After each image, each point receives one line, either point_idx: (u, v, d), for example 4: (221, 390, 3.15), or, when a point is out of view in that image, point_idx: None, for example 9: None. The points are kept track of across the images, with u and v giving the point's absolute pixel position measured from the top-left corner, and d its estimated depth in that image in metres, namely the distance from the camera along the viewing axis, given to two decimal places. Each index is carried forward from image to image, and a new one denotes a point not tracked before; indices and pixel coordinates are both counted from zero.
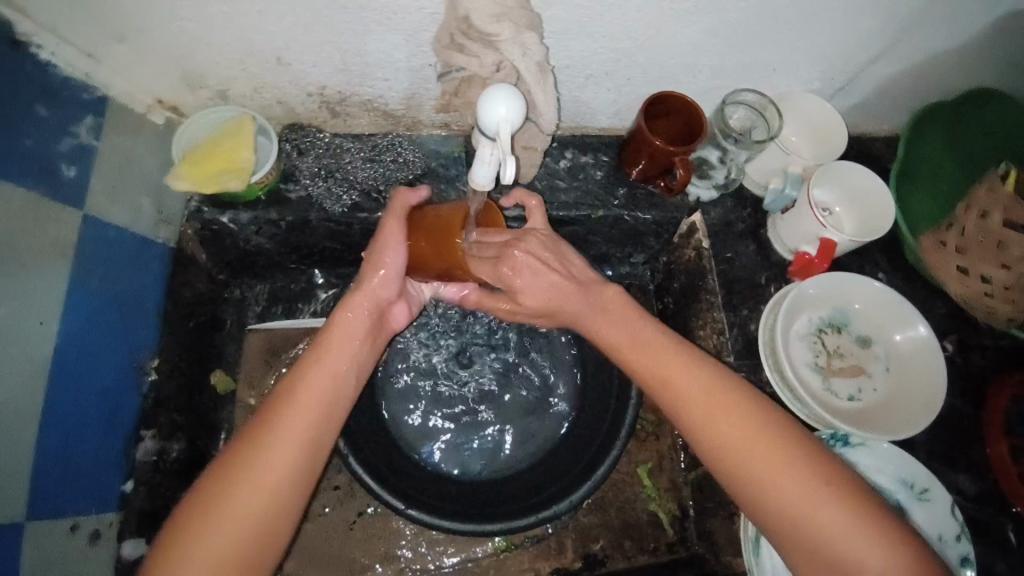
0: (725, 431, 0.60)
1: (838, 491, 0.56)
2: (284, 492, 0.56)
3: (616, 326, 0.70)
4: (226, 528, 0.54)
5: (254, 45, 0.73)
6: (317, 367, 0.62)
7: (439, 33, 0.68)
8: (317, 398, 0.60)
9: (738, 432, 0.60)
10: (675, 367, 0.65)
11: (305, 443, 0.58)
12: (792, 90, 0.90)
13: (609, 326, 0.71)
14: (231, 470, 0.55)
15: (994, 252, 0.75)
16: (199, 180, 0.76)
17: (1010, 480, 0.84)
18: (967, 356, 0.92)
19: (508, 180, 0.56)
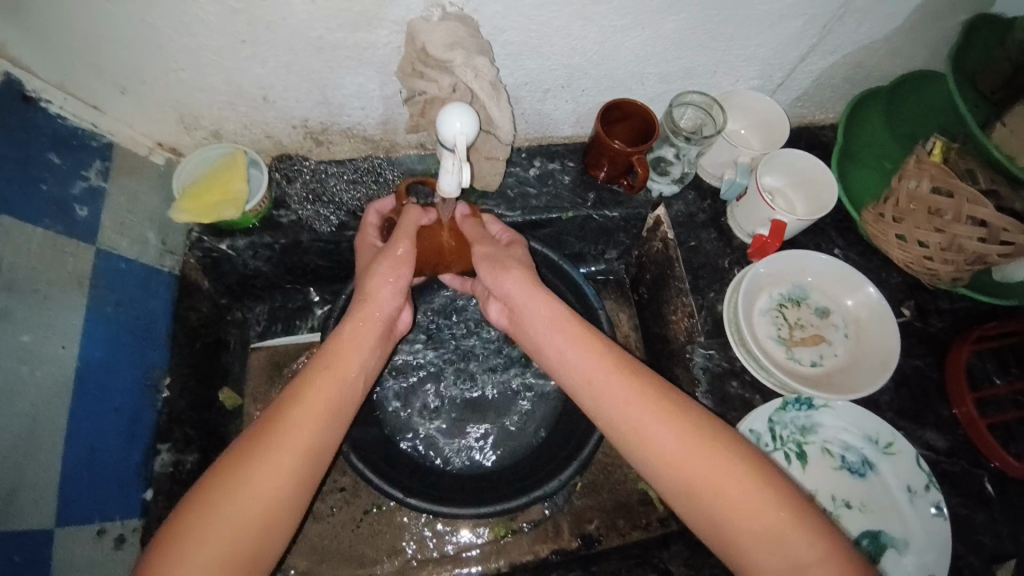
0: (666, 443, 0.62)
1: (739, 469, 0.60)
2: (291, 492, 0.58)
3: (575, 353, 0.70)
4: (230, 524, 0.55)
5: (241, 87, 0.81)
6: (329, 371, 0.65)
7: (402, 63, 0.77)
8: (326, 402, 0.62)
9: (700, 457, 0.61)
10: (629, 394, 0.65)
11: (311, 446, 0.60)
12: (735, 88, 0.98)
13: (569, 355, 0.70)
14: (240, 467, 0.57)
15: (927, 219, 0.83)
16: (198, 212, 0.84)
17: (980, 436, 0.87)
18: (926, 319, 0.96)
19: (468, 181, 0.66)
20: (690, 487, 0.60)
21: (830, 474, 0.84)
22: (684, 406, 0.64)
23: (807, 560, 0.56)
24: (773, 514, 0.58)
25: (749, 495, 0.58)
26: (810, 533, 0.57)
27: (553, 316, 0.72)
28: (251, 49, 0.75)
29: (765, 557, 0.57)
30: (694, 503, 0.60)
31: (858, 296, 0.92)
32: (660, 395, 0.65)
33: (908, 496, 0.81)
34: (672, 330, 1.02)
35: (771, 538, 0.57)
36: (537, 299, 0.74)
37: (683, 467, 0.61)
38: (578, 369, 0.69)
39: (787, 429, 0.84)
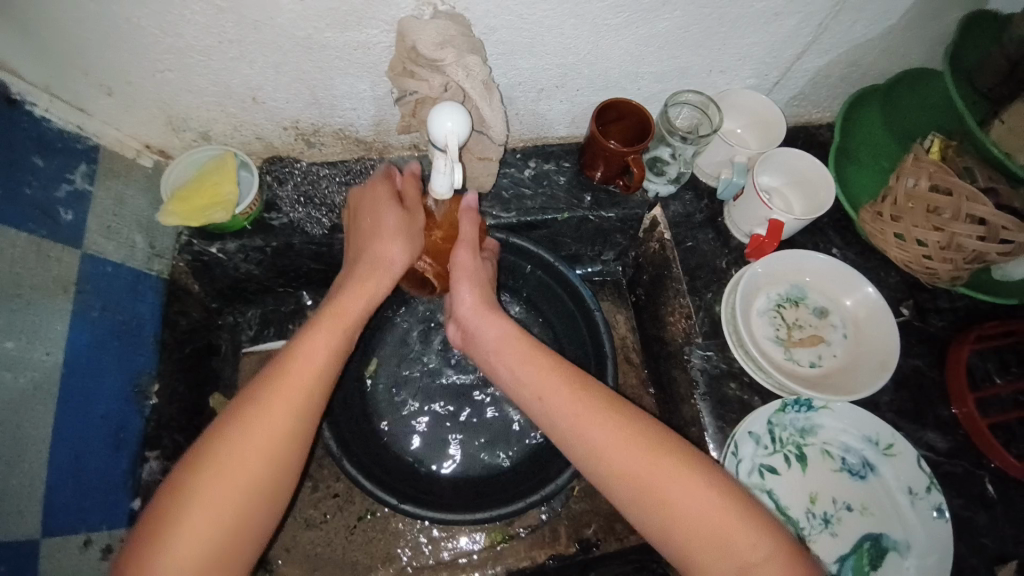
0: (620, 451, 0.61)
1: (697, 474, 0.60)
2: (272, 476, 0.57)
3: (522, 370, 0.70)
4: (207, 514, 0.54)
5: (229, 87, 0.80)
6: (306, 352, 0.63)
7: (393, 63, 0.75)
8: (307, 384, 0.61)
9: (652, 461, 0.60)
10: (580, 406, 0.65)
11: (291, 431, 0.59)
12: (730, 87, 0.97)
13: (517, 375, 0.70)
14: (216, 453, 0.56)
15: (926, 217, 0.82)
16: (186, 214, 0.82)
17: (982, 436, 0.86)
18: (925, 319, 0.95)
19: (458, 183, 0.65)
20: (636, 487, 0.60)
21: (830, 476, 0.83)
22: (635, 414, 0.64)
23: (750, 559, 0.56)
24: (714, 508, 0.57)
25: (697, 496, 0.58)
26: (753, 530, 0.57)
27: (503, 338, 0.73)
28: (240, 49, 0.74)
29: (703, 554, 0.57)
30: (638, 504, 0.60)
31: (856, 296, 0.91)
32: (611, 404, 0.65)
33: (908, 498, 0.80)
34: (670, 332, 1.01)
35: (711, 541, 0.57)
36: (489, 321, 0.75)
37: (637, 468, 0.60)
38: (527, 386, 0.69)
39: (786, 431, 0.83)
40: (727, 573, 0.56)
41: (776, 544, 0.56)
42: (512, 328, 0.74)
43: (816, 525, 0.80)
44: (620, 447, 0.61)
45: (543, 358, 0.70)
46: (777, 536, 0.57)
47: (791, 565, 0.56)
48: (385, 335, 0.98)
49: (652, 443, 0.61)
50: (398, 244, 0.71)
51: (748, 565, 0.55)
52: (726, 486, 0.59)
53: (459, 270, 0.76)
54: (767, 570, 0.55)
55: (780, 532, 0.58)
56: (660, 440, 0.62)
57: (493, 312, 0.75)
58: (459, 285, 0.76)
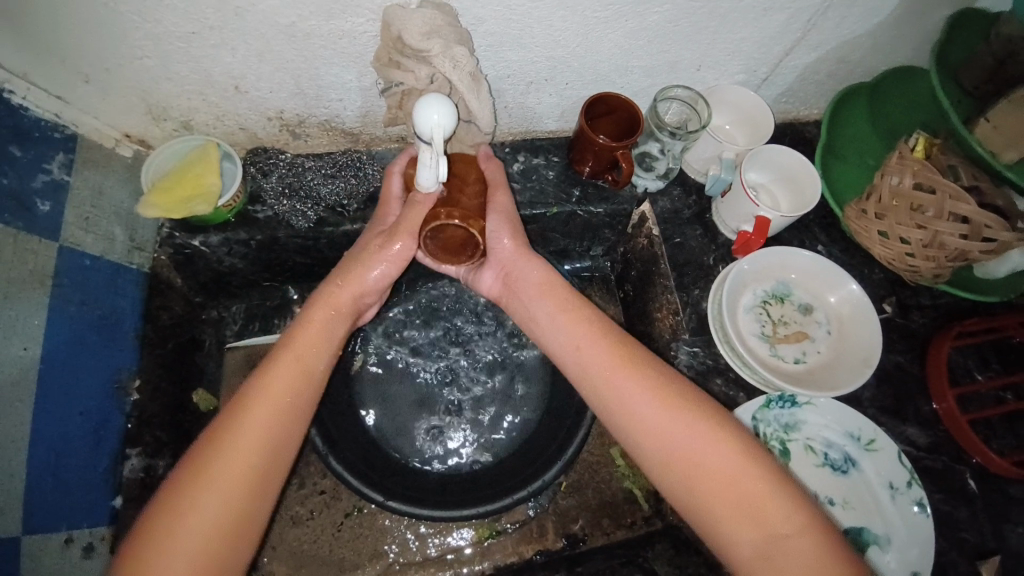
0: (648, 415, 0.62)
1: (729, 443, 0.59)
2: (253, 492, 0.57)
3: (565, 321, 0.70)
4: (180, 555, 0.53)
5: (211, 76, 0.78)
6: (268, 384, 0.61)
7: (379, 52, 0.74)
8: (275, 413, 0.60)
9: (696, 433, 0.60)
10: (616, 370, 0.65)
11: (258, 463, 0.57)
12: (719, 82, 0.98)
13: (558, 324, 0.71)
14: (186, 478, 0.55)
15: (909, 215, 0.82)
16: (167, 207, 0.81)
17: (962, 430, 0.88)
18: (908, 315, 0.96)
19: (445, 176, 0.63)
20: (666, 453, 0.60)
21: (813, 471, 0.84)
22: (670, 378, 0.64)
23: (784, 530, 0.55)
24: (751, 480, 0.57)
25: (729, 464, 0.58)
26: (788, 503, 0.57)
27: (548, 282, 0.73)
28: (221, 36, 0.72)
29: (735, 526, 0.57)
30: (676, 478, 0.60)
31: (841, 293, 0.92)
32: (647, 365, 0.65)
33: (889, 493, 0.82)
34: (658, 328, 1.01)
35: (740, 512, 0.57)
36: (533, 267, 0.74)
37: (680, 438, 0.60)
38: (567, 340, 0.70)
39: (770, 427, 0.84)
40: (760, 545, 0.56)
41: (809, 517, 0.56)
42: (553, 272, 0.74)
43: None
44: (666, 416, 0.61)
45: (584, 310, 0.71)
46: (811, 510, 0.57)
47: (828, 536, 0.55)
48: (373, 331, 0.97)
49: (696, 411, 0.61)
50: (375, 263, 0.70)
51: (779, 537, 0.55)
52: (765, 460, 0.59)
53: (497, 211, 0.74)
54: (802, 542, 0.55)
55: (815, 507, 0.58)
56: (694, 404, 0.62)
57: (534, 254, 0.75)
58: (498, 229, 0.74)
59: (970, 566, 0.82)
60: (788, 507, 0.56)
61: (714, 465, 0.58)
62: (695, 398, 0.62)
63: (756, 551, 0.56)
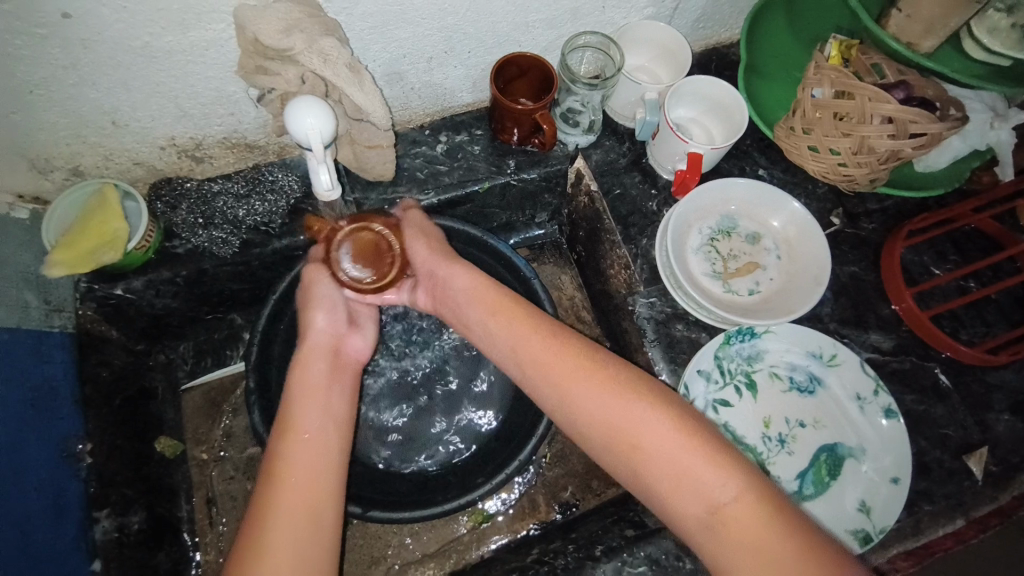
0: (587, 399, 0.61)
1: (670, 419, 0.58)
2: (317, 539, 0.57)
3: (497, 325, 0.69)
4: None
5: (85, 115, 0.73)
6: (294, 469, 0.59)
7: (242, 60, 0.70)
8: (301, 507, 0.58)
9: (639, 411, 0.59)
10: (546, 354, 0.65)
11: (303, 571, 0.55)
12: (629, 21, 0.92)
13: (491, 330, 0.70)
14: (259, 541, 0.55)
15: (834, 124, 0.81)
16: (73, 262, 0.77)
17: (925, 327, 0.87)
18: (859, 224, 0.94)
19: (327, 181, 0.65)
20: (609, 436, 0.59)
21: (782, 398, 0.84)
22: (605, 359, 0.63)
23: (723, 501, 0.54)
24: (692, 458, 0.56)
25: (670, 442, 0.57)
26: (732, 476, 0.55)
27: (474, 288, 0.72)
28: (80, 74, 0.67)
29: (676, 499, 0.56)
30: (617, 454, 0.59)
31: (785, 215, 0.90)
32: (577, 348, 0.64)
33: (857, 404, 0.82)
34: (613, 284, 0.99)
35: (684, 489, 0.56)
36: (460, 273, 0.74)
37: (626, 418, 0.59)
38: (501, 343, 0.69)
39: (733, 362, 0.84)
40: (702, 520, 0.55)
41: (752, 488, 0.55)
42: (482, 277, 0.73)
43: (773, 448, 0.82)
44: (607, 398, 0.60)
45: (512, 311, 0.69)
46: (753, 475, 0.56)
47: (766, 500, 0.54)
48: None
49: (635, 387, 0.61)
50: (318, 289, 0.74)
51: (719, 508, 0.54)
52: (705, 431, 0.58)
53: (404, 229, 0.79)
54: (744, 509, 0.54)
55: (758, 475, 0.56)
56: (634, 383, 0.61)
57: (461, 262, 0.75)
58: (410, 240, 0.78)
59: (954, 461, 0.83)
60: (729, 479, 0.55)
61: (656, 445, 0.57)
62: (634, 377, 0.62)
63: (698, 522, 0.55)
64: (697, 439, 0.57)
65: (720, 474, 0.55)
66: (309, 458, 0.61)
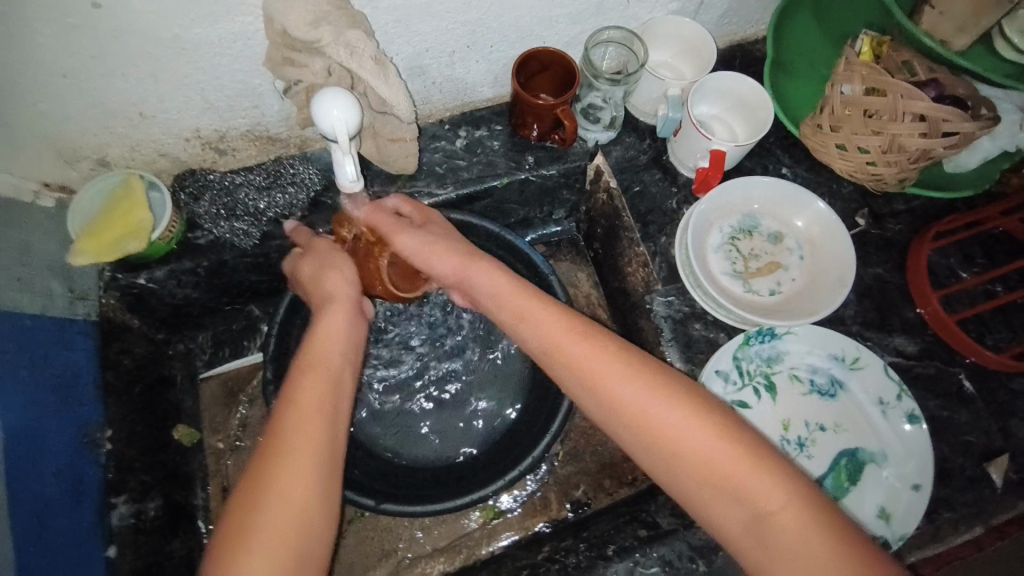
0: (622, 395, 0.60)
1: (712, 422, 0.58)
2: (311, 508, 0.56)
3: (530, 321, 0.67)
4: None
5: (112, 106, 0.74)
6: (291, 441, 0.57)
7: (267, 53, 0.71)
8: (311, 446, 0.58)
9: (679, 413, 0.58)
10: (577, 348, 0.64)
11: (304, 503, 0.56)
12: (654, 16, 0.91)
13: (520, 326, 0.68)
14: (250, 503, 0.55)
15: (863, 122, 0.79)
16: (98, 251, 0.78)
17: (951, 332, 0.86)
18: (883, 225, 0.93)
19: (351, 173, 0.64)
20: (645, 436, 0.58)
21: (801, 400, 0.83)
22: (640, 357, 0.62)
23: (766, 506, 0.54)
24: (735, 461, 0.56)
25: (712, 446, 0.57)
26: (776, 479, 0.55)
27: (499, 286, 0.70)
28: (108, 65, 0.68)
29: (720, 504, 0.56)
30: (653, 454, 0.58)
31: (808, 215, 0.89)
32: (612, 345, 0.63)
33: (880, 409, 0.81)
34: (630, 282, 0.98)
35: (726, 492, 0.56)
36: (480, 272, 0.71)
37: (669, 422, 0.58)
38: (532, 337, 0.67)
39: (753, 363, 0.83)
40: (743, 524, 0.55)
41: (796, 493, 0.54)
42: (505, 273, 0.71)
43: (792, 450, 0.81)
44: (646, 401, 0.59)
45: (543, 303, 0.68)
46: (798, 481, 0.55)
47: (812, 506, 0.54)
48: None
49: (675, 390, 0.59)
50: (333, 271, 0.73)
51: (762, 513, 0.54)
52: (748, 436, 0.57)
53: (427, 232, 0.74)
54: (791, 516, 0.54)
55: (802, 479, 0.56)
56: (673, 382, 0.60)
57: (481, 260, 0.72)
58: (428, 257, 0.73)
59: (977, 468, 0.81)
60: (773, 484, 0.54)
61: (696, 447, 0.57)
62: (674, 377, 0.61)
63: (743, 528, 0.55)
64: (740, 442, 0.57)
65: (764, 479, 0.55)
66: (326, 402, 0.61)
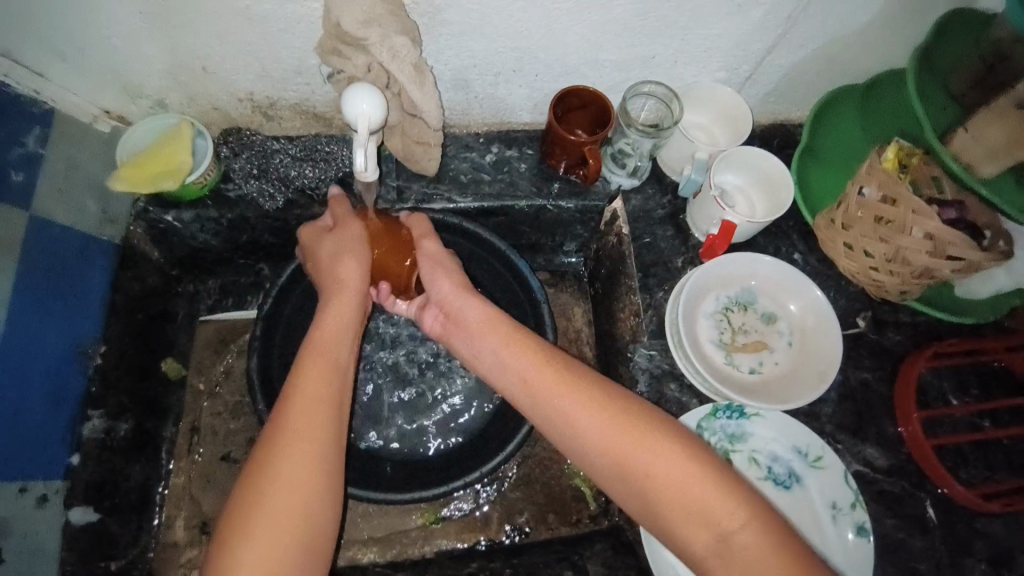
0: (584, 415, 0.63)
1: (675, 446, 0.60)
2: (318, 489, 0.59)
3: (507, 353, 0.69)
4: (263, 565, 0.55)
5: (179, 55, 0.80)
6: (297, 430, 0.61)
7: (322, 39, 0.76)
8: (316, 423, 0.62)
9: (642, 436, 0.60)
10: (542, 369, 0.67)
11: (310, 478, 0.59)
12: (699, 80, 0.94)
13: (498, 357, 0.70)
14: (260, 487, 0.58)
15: (873, 227, 0.79)
16: (136, 182, 0.83)
17: (926, 457, 0.84)
18: (882, 332, 0.92)
19: (362, 164, 0.67)
20: (611, 458, 0.60)
21: (754, 484, 0.83)
22: (599, 384, 0.65)
23: (730, 526, 0.56)
24: (696, 484, 0.58)
25: (675, 469, 0.58)
26: (738, 500, 0.57)
27: (486, 319, 0.73)
28: (184, 19, 0.74)
29: (689, 526, 0.57)
30: (620, 477, 0.60)
31: (805, 304, 0.89)
32: (573, 371, 0.66)
33: (831, 513, 0.80)
34: (620, 328, 0.99)
35: (694, 514, 0.57)
36: (476, 306, 0.74)
37: (636, 448, 0.60)
38: (509, 369, 0.69)
39: (715, 436, 0.83)
40: (712, 545, 0.56)
41: (755, 513, 0.57)
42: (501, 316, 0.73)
43: None
44: (613, 436, 0.61)
45: (522, 336, 0.71)
46: (757, 503, 0.58)
47: (769, 529, 0.56)
48: None
49: (639, 422, 0.61)
50: (349, 259, 0.75)
51: (727, 534, 0.56)
52: (707, 457, 0.60)
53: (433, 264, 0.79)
54: (751, 537, 0.55)
55: (761, 502, 0.58)
56: (634, 408, 0.63)
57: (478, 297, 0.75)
58: (434, 275, 0.78)
59: None
60: (733, 506, 0.56)
61: (661, 472, 0.58)
62: (633, 402, 0.63)
63: (708, 549, 0.56)
64: (700, 466, 0.59)
65: (725, 501, 0.57)
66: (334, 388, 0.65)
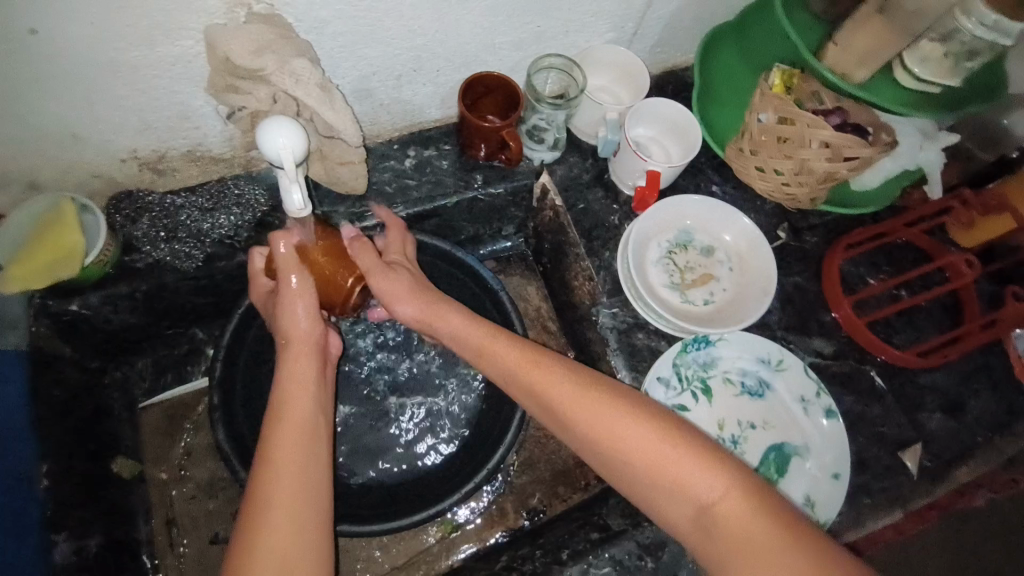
0: (562, 398, 0.66)
1: (649, 422, 0.62)
2: (299, 536, 0.56)
3: (490, 350, 0.72)
4: None
5: (41, 127, 0.71)
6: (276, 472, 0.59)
7: (211, 78, 0.72)
8: (291, 497, 0.57)
9: (614, 416, 0.63)
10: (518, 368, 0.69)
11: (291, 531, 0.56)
12: (591, 44, 0.97)
13: (484, 359, 0.73)
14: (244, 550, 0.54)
15: (778, 147, 0.88)
16: (28, 278, 0.76)
17: (863, 334, 0.95)
18: (803, 237, 1.01)
19: (295, 202, 0.63)
20: (590, 440, 0.63)
21: (733, 401, 0.90)
22: (575, 368, 0.68)
23: (710, 498, 0.57)
24: (672, 458, 0.59)
25: (651, 445, 0.60)
26: (714, 468, 0.58)
27: (462, 323, 0.75)
28: (40, 86, 0.66)
29: (670, 499, 0.59)
30: (603, 456, 0.63)
31: (735, 230, 0.96)
32: (549, 361, 0.69)
33: (802, 406, 0.89)
34: (577, 295, 1.02)
35: (673, 487, 0.59)
36: (451, 311, 0.76)
37: (612, 429, 0.62)
38: (495, 366, 0.72)
39: (690, 368, 0.89)
40: (693, 516, 0.58)
41: (733, 481, 0.58)
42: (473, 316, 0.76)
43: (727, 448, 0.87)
44: (589, 417, 0.63)
45: (500, 334, 0.73)
46: (736, 469, 0.59)
47: (747, 494, 0.57)
48: None
49: (612, 401, 0.64)
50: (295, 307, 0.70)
51: (708, 505, 0.57)
52: (684, 433, 0.61)
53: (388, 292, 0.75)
54: (730, 505, 0.57)
55: (738, 466, 0.60)
56: (609, 388, 0.65)
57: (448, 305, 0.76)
58: (396, 298, 0.76)
59: (891, 456, 0.90)
60: (710, 476, 0.58)
61: (637, 448, 0.61)
62: (608, 382, 0.66)
63: (690, 521, 0.58)
64: (674, 438, 0.61)
65: (701, 471, 0.58)
66: (303, 460, 0.60)
